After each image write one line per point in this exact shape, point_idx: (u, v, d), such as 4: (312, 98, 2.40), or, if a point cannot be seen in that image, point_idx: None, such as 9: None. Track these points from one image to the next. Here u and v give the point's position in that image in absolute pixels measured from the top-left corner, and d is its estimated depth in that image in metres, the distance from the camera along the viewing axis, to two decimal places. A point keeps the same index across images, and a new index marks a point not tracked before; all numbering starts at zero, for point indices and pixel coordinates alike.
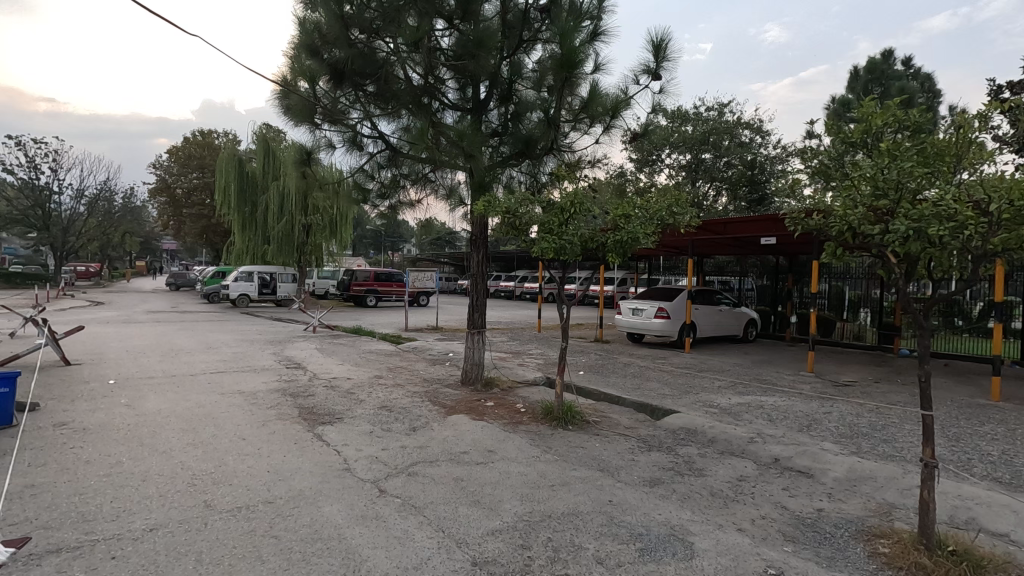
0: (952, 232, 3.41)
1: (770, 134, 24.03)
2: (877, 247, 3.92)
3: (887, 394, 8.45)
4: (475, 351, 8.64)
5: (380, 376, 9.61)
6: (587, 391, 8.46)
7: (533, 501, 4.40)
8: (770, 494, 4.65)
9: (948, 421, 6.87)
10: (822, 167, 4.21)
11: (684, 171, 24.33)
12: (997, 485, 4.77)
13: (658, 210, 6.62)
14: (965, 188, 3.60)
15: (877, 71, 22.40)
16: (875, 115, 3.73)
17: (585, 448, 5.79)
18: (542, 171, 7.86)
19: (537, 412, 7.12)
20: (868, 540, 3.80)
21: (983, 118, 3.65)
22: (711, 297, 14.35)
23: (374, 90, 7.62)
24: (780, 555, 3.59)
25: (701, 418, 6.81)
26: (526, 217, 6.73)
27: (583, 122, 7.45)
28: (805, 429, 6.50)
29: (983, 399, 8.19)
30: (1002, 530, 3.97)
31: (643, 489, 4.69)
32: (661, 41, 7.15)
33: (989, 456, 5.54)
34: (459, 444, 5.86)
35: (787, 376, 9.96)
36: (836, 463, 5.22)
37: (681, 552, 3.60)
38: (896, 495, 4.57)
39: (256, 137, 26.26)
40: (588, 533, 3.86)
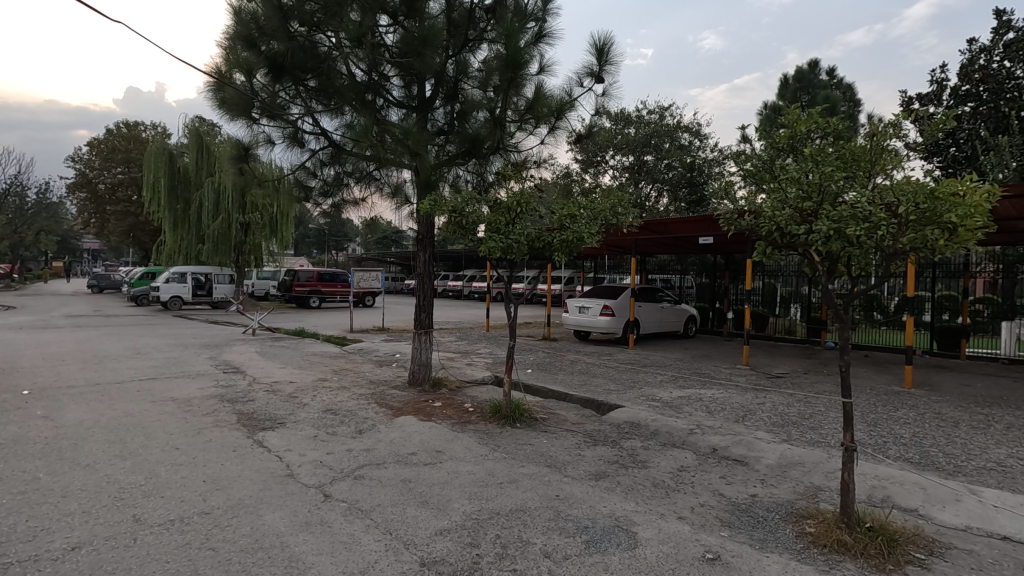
0: (867, 232, 3.70)
1: (707, 138, 25.03)
2: (802, 246, 4.19)
3: (815, 385, 9.01)
4: (423, 352, 8.57)
5: (324, 379, 9.36)
6: (534, 389, 8.56)
7: (481, 499, 4.42)
8: (708, 482, 4.87)
9: (869, 408, 7.41)
10: (753, 170, 4.36)
11: (628, 172, 25.02)
12: (909, 465, 5.18)
13: (602, 210, 6.77)
14: (879, 192, 3.88)
15: (804, 81, 23.92)
16: (800, 122, 4.02)
17: (533, 445, 5.87)
18: (489, 171, 7.86)
19: (485, 411, 7.13)
20: (796, 522, 4.05)
21: (895, 126, 3.90)
22: (653, 295, 14.82)
23: (315, 86, 7.41)
24: (718, 540, 3.77)
25: (645, 412, 7.02)
26: (473, 217, 6.76)
27: (528, 122, 7.48)
28: (741, 419, 6.83)
29: (898, 386, 8.87)
30: (912, 505, 4.33)
31: (589, 483, 4.80)
32: (604, 44, 7.32)
33: (902, 439, 6.02)
34: (407, 445, 5.81)
35: (724, 370, 10.43)
36: (769, 451, 5.52)
37: (624, 543, 3.71)
38: (821, 479, 4.90)
39: (188, 131, 24.72)
40: (535, 528, 3.92)
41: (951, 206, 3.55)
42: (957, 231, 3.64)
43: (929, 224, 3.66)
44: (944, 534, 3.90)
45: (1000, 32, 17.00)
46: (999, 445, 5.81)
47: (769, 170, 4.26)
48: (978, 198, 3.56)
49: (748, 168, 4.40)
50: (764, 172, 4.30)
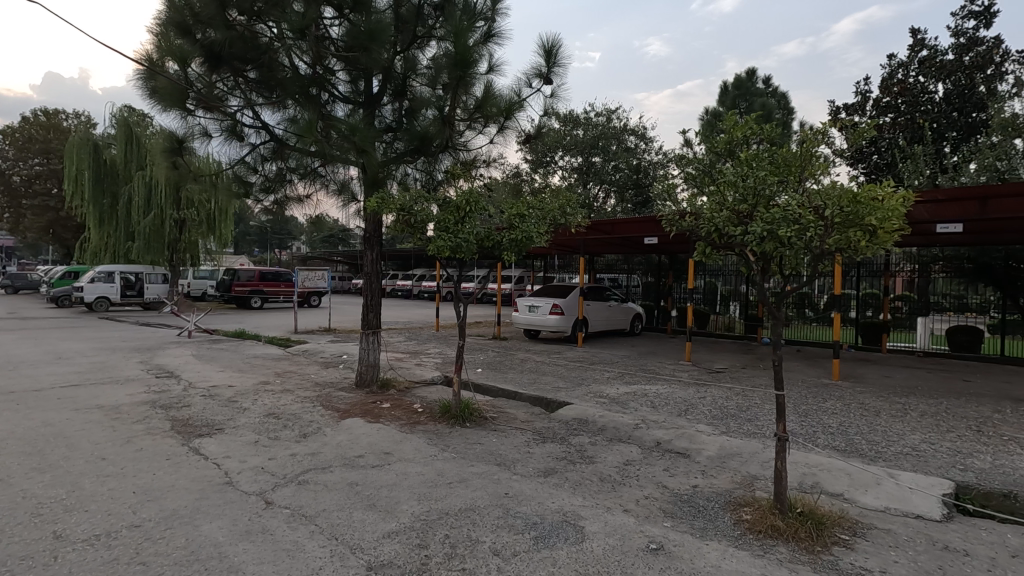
0: (797, 233, 3.91)
1: (652, 141, 25.74)
2: (739, 246, 4.39)
3: (752, 379, 9.46)
4: (370, 352, 8.41)
5: (267, 382, 9.03)
6: (484, 389, 8.57)
7: (430, 500, 4.39)
8: (652, 475, 5.03)
9: (800, 400, 7.84)
10: (694, 173, 4.51)
11: (576, 173, 25.42)
12: (835, 453, 5.52)
13: (551, 210, 6.85)
14: (808, 196, 4.10)
15: (742, 88, 25.02)
16: (736, 128, 4.23)
17: (483, 444, 5.88)
18: (437, 169, 7.80)
19: (434, 411, 7.08)
20: (734, 509, 4.25)
21: (823, 133, 4.11)
22: (601, 293, 15.11)
23: (256, 77, 7.12)
24: (661, 531, 3.90)
25: (592, 408, 7.16)
26: (421, 216, 6.70)
27: (477, 121, 7.48)
28: (683, 413, 7.09)
29: (827, 379, 9.43)
30: (838, 490, 4.62)
31: (538, 480, 4.86)
32: (552, 46, 7.40)
33: (830, 428, 6.41)
34: (354, 448, 5.69)
35: (669, 365, 10.78)
36: (709, 443, 5.75)
37: (572, 537, 3.78)
38: (757, 468, 5.15)
39: (116, 120, 23.21)
40: (485, 526, 3.93)
41: (871, 210, 3.82)
42: (877, 233, 3.91)
43: (852, 227, 3.91)
44: (866, 516, 4.19)
45: (915, 49, 18.40)
46: (914, 431, 6.30)
47: (709, 173, 4.42)
48: (895, 203, 3.84)
49: (689, 171, 4.54)
50: (704, 176, 4.45)
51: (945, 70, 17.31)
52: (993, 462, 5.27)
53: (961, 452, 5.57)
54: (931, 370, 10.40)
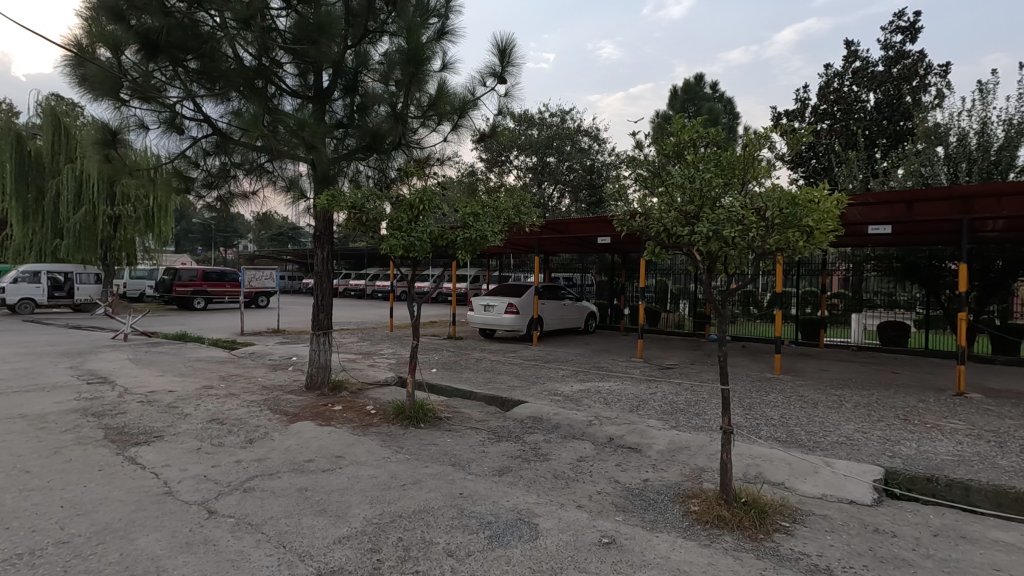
0: (740, 234, 4.07)
1: (605, 143, 26.16)
2: (686, 246, 4.52)
3: (700, 374, 9.77)
4: (321, 354, 8.19)
5: (210, 386, 8.65)
6: (439, 389, 8.50)
7: (383, 503, 4.31)
8: (605, 470, 5.12)
9: (745, 394, 8.15)
10: (643, 175, 4.60)
11: (531, 172, 25.60)
12: (777, 444, 5.77)
13: (505, 209, 6.86)
14: (752, 198, 4.26)
15: (691, 93, 25.85)
16: (683, 131, 4.36)
17: (437, 444, 5.83)
18: (391, 167, 7.68)
19: (387, 412, 6.97)
20: (682, 501, 4.37)
21: (764, 137, 4.26)
22: (556, 292, 15.23)
23: (197, 67, 6.80)
24: (614, 525, 3.97)
25: (547, 406, 7.22)
26: (374, 214, 6.58)
27: (431, 119, 7.40)
28: (635, 409, 7.24)
29: (770, 373, 9.85)
30: (779, 479, 4.84)
31: (493, 479, 4.86)
32: (506, 46, 7.40)
33: (773, 420, 6.69)
34: (304, 452, 5.53)
35: (621, 363, 11.00)
36: (659, 438, 5.90)
37: (525, 534, 3.80)
38: (705, 461, 5.32)
39: (41, 110, 21.51)
40: (438, 528, 3.90)
41: (809, 212, 4.01)
42: (814, 233, 4.12)
43: (792, 228, 4.10)
44: (805, 503, 4.40)
45: (849, 60, 19.47)
46: (848, 421, 6.67)
47: (658, 173, 4.52)
48: (829, 206, 4.05)
49: (639, 172, 4.63)
50: (653, 176, 4.55)
51: (875, 81, 18.40)
52: (918, 448, 5.65)
53: (890, 440, 5.93)
54: (864, 364, 11.02)
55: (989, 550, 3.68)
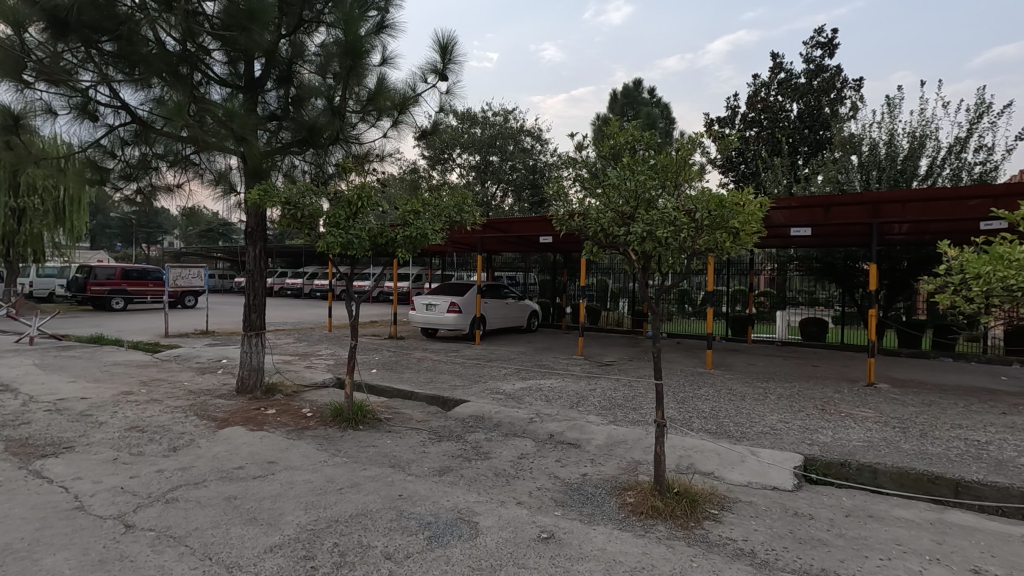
0: (672, 234, 4.23)
1: (548, 143, 26.46)
2: (623, 246, 4.66)
3: (637, 370, 10.09)
4: (254, 356, 7.83)
5: (129, 392, 8.08)
6: (379, 390, 8.33)
7: (318, 508, 4.18)
8: (545, 467, 5.19)
9: (679, 388, 8.49)
10: (582, 175, 4.68)
11: (474, 171, 25.58)
12: (708, 435, 6.04)
13: (446, 208, 6.80)
14: (683, 199, 4.43)
15: (630, 97, 26.64)
16: (619, 134, 4.48)
17: (376, 446, 5.71)
18: (328, 162, 7.46)
19: (324, 415, 6.77)
20: (619, 494, 4.50)
21: (695, 141, 4.42)
22: (498, 291, 15.28)
23: (113, 50, 6.30)
24: (553, 520, 4.03)
25: (488, 405, 7.23)
26: (310, 210, 6.36)
27: (370, 115, 7.23)
28: (575, 405, 7.38)
29: (702, 368, 10.30)
30: (709, 469, 5.07)
31: (432, 479, 4.82)
32: (447, 43, 7.35)
33: (704, 413, 7.00)
34: (233, 459, 5.27)
35: (563, 360, 11.17)
36: (598, 433, 6.04)
37: (465, 533, 3.79)
38: (640, 454, 5.50)
39: None
40: (376, 531, 3.82)
41: (734, 214, 4.24)
42: (739, 235, 4.38)
43: (719, 229, 4.33)
44: (732, 491, 4.64)
45: (774, 72, 20.64)
46: (772, 412, 7.07)
47: (597, 175, 4.61)
48: (753, 209, 4.28)
49: (578, 173, 4.71)
50: (592, 177, 4.64)
51: (798, 92, 19.63)
52: (834, 436, 6.06)
53: (809, 429, 6.35)
54: (787, 358, 11.73)
55: (892, 527, 4.01)
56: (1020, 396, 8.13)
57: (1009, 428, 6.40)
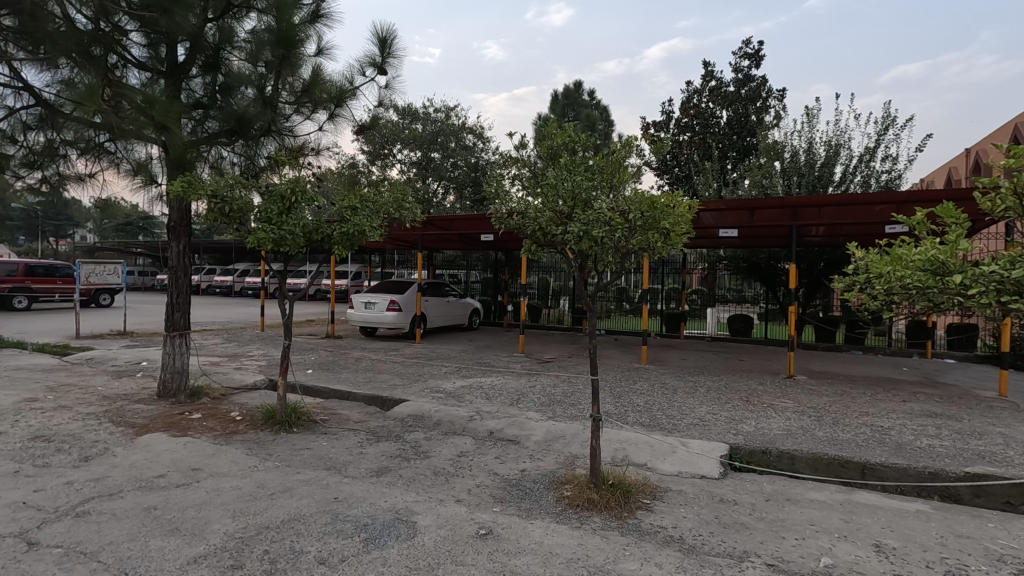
0: (607, 234, 4.36)
1: (490, 141, 26.49)
2: (560, 246, 4.77)
3: (576, 367, 10.31)
4: (178, 357, 7.39)
5: (33, 399, 7.41)
6: (314, 390, 8.08)
7: (247, 515, 4.01)
8: (485, 464, 5.21)
9: (615, 383, 8.75)
10: (521, 174, 4.72)
11: (415, 167, 25.26)
12: (642, 428, 6.26)
13: (385, 204, 6.65)
14: (619, 201, 4.55)
15: (571, 99, 27.14)
16: (556, 135, 4.54)
17: (311, 449, 5.54)
18: (259, 154, 7.16)
19: (255, 418, 6.49)
20: (556, 488, 4.59)
21: (629, 145, 4.55)
22: (440, 289, 15.17)
23: (13, 25, 5.82)
24: (491, 516, 4.06)
25: (428, 404, 7.17)
26: (239, 204, 6.05)
27: (305, 106, 7.00)
28: (515, 402, 7.45)
29: (637, 363, 10.66)
30: (643, 461, 5.26)
31: (370, 480, 4.73)
32: (386, 36, 7.21)
33: (639, 407, 7.25)
34: (155, 467, 4.97)
35: (503, 358, 11.24)
36: (537, 429, 6.12)
37: (403, 533, 3.75)
38: (578, 448, 5.63)
39: None
40: (310, 536, 3.71)
41: (666, 216, 4.44)
42: (670, 235, 4.59)
43: (652, 230, 4.51)
44: (663, 481, 4.84)
45: (706, 79, 21.61)
46: (701, 405, 7.42)
47: (537, 175, 4.66)
48: (682, 211, 4.50)
49: (519, 172, 4.74)
50: (531, 176, 4.69)
51: (727, 100, 20.67)
52: (756, 425, 6.44)
53: (734, 419, 6.71)
54: (717, 352, 12.33)
55: (807, 509, 4.31)
56: (918, 385, 8.94)
57: (909, 415, 7.02)
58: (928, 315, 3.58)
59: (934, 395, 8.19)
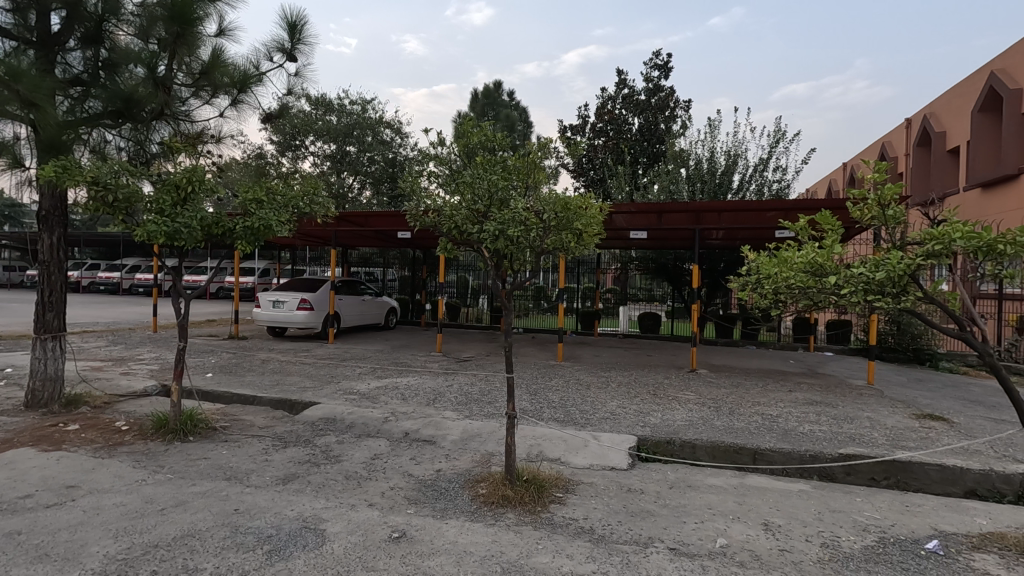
0: (523, 233, 4.40)
1: (408, 137, 25.97)
2: (476, 244, 4.77)
3: (493, 365, 10.38)
4: (50, 363, 6.60)
5: None
6: (214, 395, 7.54)
7: (132, 534, 3.67)
8: (399, 465, 5.11)
9: (532, 380, 8.90)
10: (438, 172, 4.67)
11: (329, 161, 24.31)
12: (556, 424, 6.41)
13: (294, 198, 6.31)
14: (535, 201, 4.62)
15: (491, 98, 27.28)
16: (473, 133, 4.52)
17: (209, 458, 5.17)
18: (150, 139, 6.57)
19: (144, 427, 5.95)
20: (471, 486, 4.59)
21: (544, 147, 4.61)
22: (355, 287, 14.69)
23: None
24: (405, 518, 3.99)
25: (340, 406, 6.92)
26: (125, 192, 5.49)
27: (204, 90, 6.53)
28: (432, 402, 7.37)
29: (553, 360, 10.91)
30: (557, 455, 5.39)
31: (275, 489, 4.48)
32: (296, 21, 6.85)
33: (554, 403, 7.42)
34: (20, 486, 4.41)
35: (420, 357, 11.08)
36: (453, 428, 6.09)
37: (311, 542, 3.59)
38: (494, 446, 5.66)
39: None
40: (206, 552, 3.46)
41: (579, 217, 4.59)
42: (583, 236, 4.76)
43: (565, 231, 4.64)
44: (575, 474, 4.99)
45: (619, 87, 22.53)
46: (612, 399, 7.73)
47: (455, 173, 4.63)
48: (594, 213, 4.69)
49: (435, 169, 4.68)
50: (449, 174, 4.64)
51: (639, 107, 21.67)
52: (662, 417, 6.81)
53: (642, 412, 7.06)
54: (628, 349, 12.89)
55: (706, 494, 4.62)
56: (802, 376, 9.86)
57: (794, 403, 7.72)
58: (809, 313, 3.95)
59: (815, 385, 9.07)
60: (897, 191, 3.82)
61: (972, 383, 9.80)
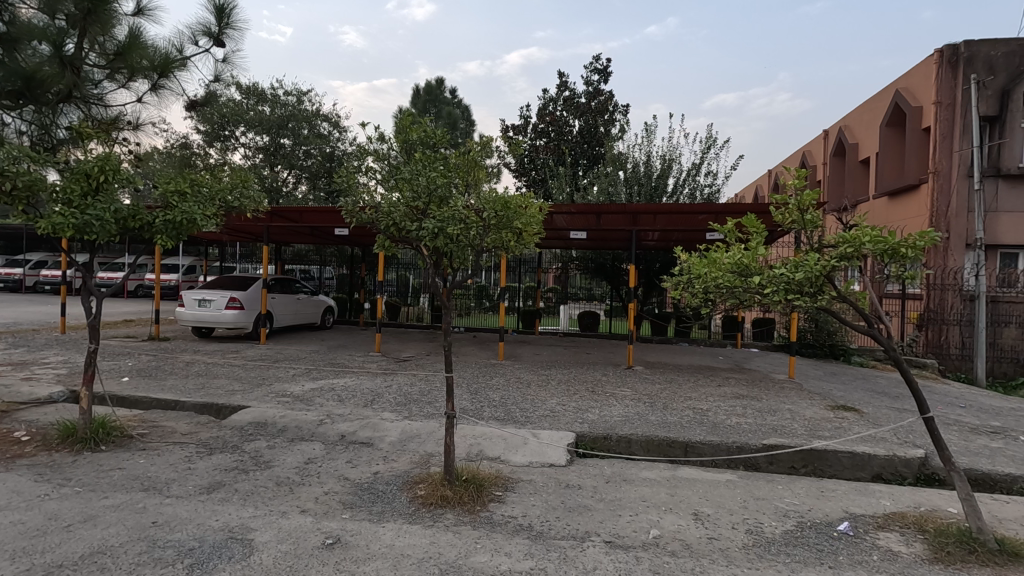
0: (462, 231, 4.37)
1: (347, 131, 25.20)
2: (415, 242, 4.68)
3: (434, 364, 10.25)
4: None
5: None
6: (131, 401, 7.03)
7: (32, 554, 3.35)
8: (334, 469, 4.96)
9: (472, 380, 8.86)
10: (377, 168, 4.56)
11: (262, 153, 23.28)
12: (496, 422, 6.42)
13: (221, 190, 5.92)
14: (475, 199, 4.59)
15: (432, 95, 26.97)
16: (412, 128, 4.44)
17: (123, 468, 4.81)
18: (57, 124, 5.97)
19: (49, 437, 5.45)
20: (410, 488, 4.52)
21: (484, 144, 4.59)
22: (288, 285, 14.10)
23: None
24: (340, 523, 3.87)
25: (272, 409, 6.62)
26: (24, 180, 4.98)
27: (120, 72, 6.05)
28: (369, 403, 7.19)
29: (494, 360, 10.90)
30: (496, 454, 5.40)
31: (198, 499, 4.22)
32: (223, 5, 6.50)
33: (495, 401, 7.43)
34: None
35: (358, 358, 10.79)
36: (391, 430, 5.97)
37: (237, 553, 3.41)
38: (432, 446, 5.60)
39: None
40: (119, 570, 3.21)
41: (518, 216, 4.61)
42: (523, 235, 4.80)
43: (505, 230, 4.66)
44: (515, 472, 5.01)
45: (561, 89, 22.86)
46: (552, 397, 7.83)
47: (393, 169, 4.54)
48: (533, 212, 4.74)
49: (374, 165, 4.57)
50: (387, 170, 4.53)
51: (579, 110, 22.08)
52: (600, 413, 6.97)
53: (581, 409, 7.19)
54: (567, 347, 13.08)
55: (640, 487, 4.76)
56: (730, 371, 10.37)
57: (723, 397, 8.10)
58: (736, 312, 4.15)
59: (742, 380, 9.55)
60: (814, 197, 4.07)
61: (879, 376, 10.65)
